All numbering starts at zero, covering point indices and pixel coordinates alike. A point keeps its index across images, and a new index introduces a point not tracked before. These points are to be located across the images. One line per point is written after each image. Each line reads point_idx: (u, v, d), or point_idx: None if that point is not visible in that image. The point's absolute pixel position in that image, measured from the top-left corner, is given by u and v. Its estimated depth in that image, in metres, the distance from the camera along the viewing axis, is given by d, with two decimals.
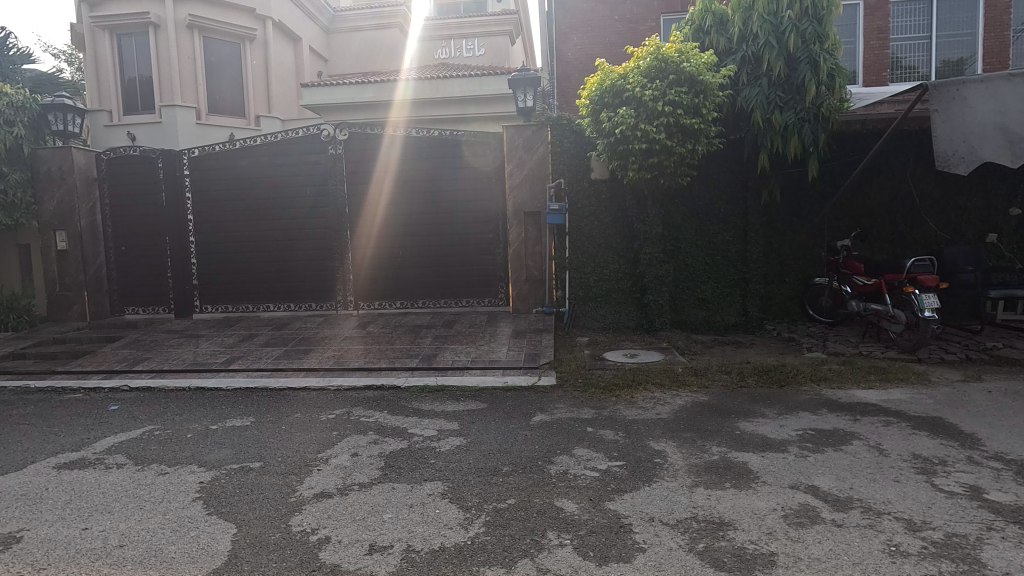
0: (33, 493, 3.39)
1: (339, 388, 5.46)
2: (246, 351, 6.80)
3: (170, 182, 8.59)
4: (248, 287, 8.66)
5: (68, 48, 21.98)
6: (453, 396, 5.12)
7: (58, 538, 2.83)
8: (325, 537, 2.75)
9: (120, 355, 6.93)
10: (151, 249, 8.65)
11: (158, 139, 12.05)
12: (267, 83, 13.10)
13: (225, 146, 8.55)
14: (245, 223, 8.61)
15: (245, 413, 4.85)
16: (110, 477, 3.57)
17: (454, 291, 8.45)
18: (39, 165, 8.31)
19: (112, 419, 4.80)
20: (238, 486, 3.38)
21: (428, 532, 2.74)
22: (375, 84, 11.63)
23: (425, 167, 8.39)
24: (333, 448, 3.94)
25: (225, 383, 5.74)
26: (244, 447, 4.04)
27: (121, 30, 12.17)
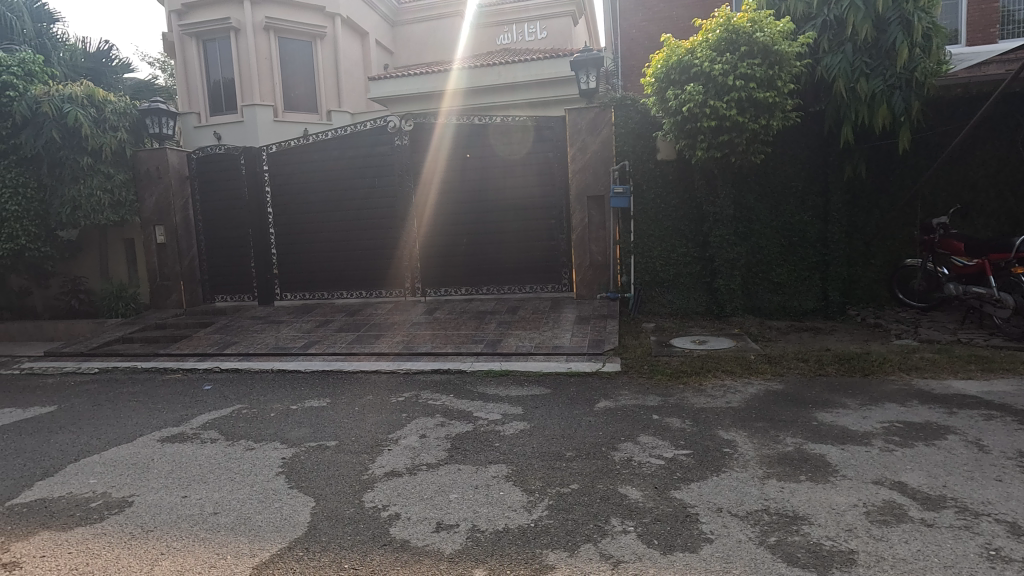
0: (141, 463, 3.77)
1: (407, 372, 5.66)
2: (323, 336, 7.19)
3: (252, 177, 9.15)
4: (323, 276, 9.12)
5: (162, 57, 23.86)
6: (516, 381, 5.18)
7: (162, 504, 3.14)
8: (395, 513, 2.88)
9: (212, 339, 7.53)
10: (237, 241, 9.28)
11: (239, 136, 12.81)
12: (336, 78, 13.58)
13: (299, 141, 8.98)
14: (319, 215, 9.04)
15: (322, 394, 5.15)
16: (206, 451, 3.90)
17: (518, 277, 8.49)
18: (139, 166, 9.07)
19: (206, 398, 5.24)
20: (317, 463, 3.60)
21: (492, 513, 2.81)
22: (429, 75, 11.85)
23: (484, 154, 8.46)
24: (402, 429, 4.10)
25: (304, 366, 6.11)
26: (321, 426, 4.29)
27: (206, 36, 12.97)
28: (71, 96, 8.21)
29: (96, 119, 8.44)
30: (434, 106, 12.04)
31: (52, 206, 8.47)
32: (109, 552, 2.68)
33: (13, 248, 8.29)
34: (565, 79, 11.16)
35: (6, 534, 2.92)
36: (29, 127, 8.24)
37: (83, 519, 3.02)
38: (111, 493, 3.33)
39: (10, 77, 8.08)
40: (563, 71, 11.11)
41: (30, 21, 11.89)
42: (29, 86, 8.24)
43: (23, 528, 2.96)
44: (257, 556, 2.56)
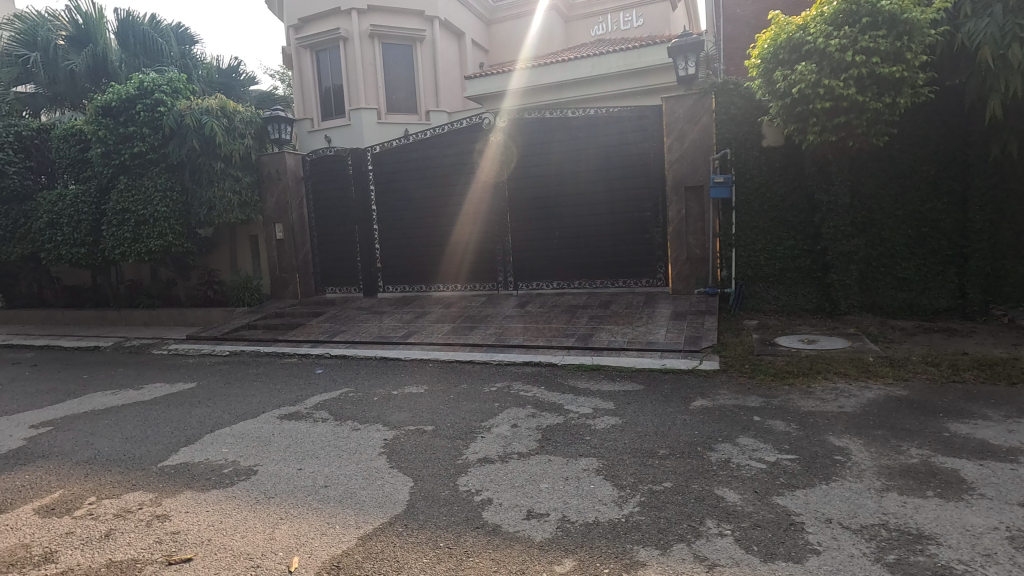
0: (264, 436, 4.19)
1: (500, 363, 5.80)
2: (421, 327, 7.54)
3: (358, 176, 9.79)
4: (421, 269, 9.57)
5: (281, 69, 26.15)
6: (608, 375, 5.13)
7: (281, 474, 3.47)
8: (487, 498, 2.97)
9: (323, 327, 8.18)
10: (344, 237, 9.98)
11: (347, 138, 13.66)
12: (435, 79, 14.11)
13: (401, 141, 9.46)
14: (418, 211, 9.50)
15: (420, 381, 5.42)
16: (318, 429, 4.25)
17: (610, 272, 8.37)
18: (263, 169, 10.02)
19: (318, 381, 5.71)
20: (415, 445, 3.80)
21: (583, 505, 2.81)
22: (493, 77, 12.22)
23: (578, 146, 8.43)
24: (495, 418, 4.21)
25: (404, 354, 6.46)
26: (419, 411, 4.51)
27: (319, 47, 14.00)
28: (208, 109, 9.19)
29: (228, 128, 9.39)
30: (506, 104, 12.34)
31: (193, 208, 9.58)
32: (237, 513, 3.01)
33: (163, 244, 9.41)
34: (642, 69, 10.88)
35: (158, 490, 3.37)
36: (174, 138, 9.32)
37: (218, 483, 3.42)
38: (240, 461, 3.73)
39: (161, 95, 9.19)
40: (640, 61, 10.85)
41: (176, 44, 13.48)
42: (176, 102, 9.31)
43: (170, 487, 3.41)
44: (361, 529, 2.75)
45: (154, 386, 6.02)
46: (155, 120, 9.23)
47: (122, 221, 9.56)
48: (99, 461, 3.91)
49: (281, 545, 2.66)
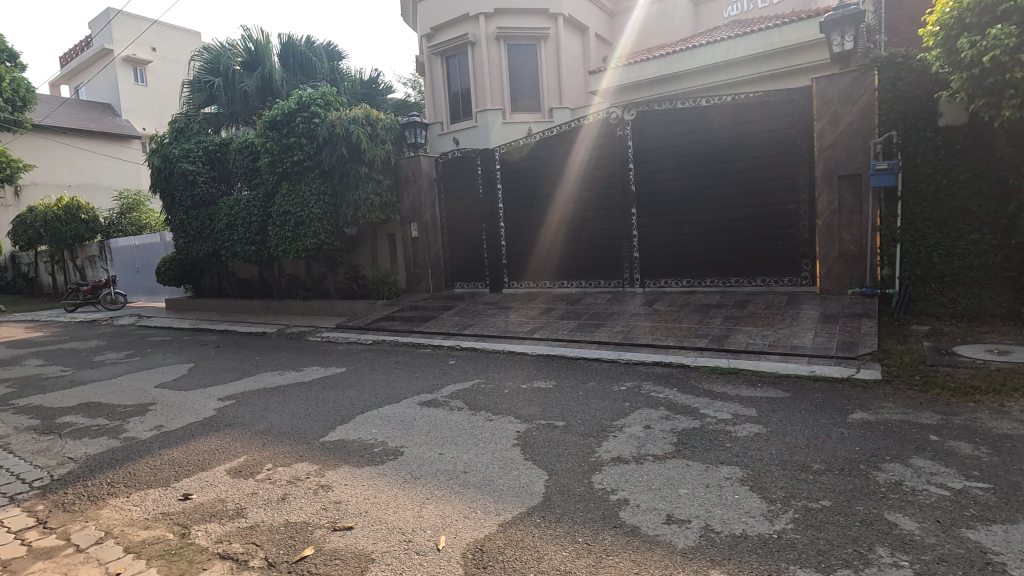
0: (407, 420, 4.51)
1: (628, 362, 5.69)
2: (546, 323, 7.64)
3: (487, 175, 10.18)
4: (546, 266, 9.73)
5: (413, 77, 27.88)
6: (747, 380, 4.80)
7: (426, 457, 3.72)
8: (624, 498, 2.93)
9: (453, 321, 8.62)
10: (473, 234, 10.44)
11: (473, 140, 14.16)
12: (559, 77, 14.16)
13: (528, 139, 9.71)
14: (544, 208, 9.68)
15: (548, 376, 5.49)
16: (455, 417, 4.48)
17: (747, 269, 7.84)
18: (401, 172, 10.73)
19: (452, 371, 6.03)
20: (547, 440, 3.86)
21: (728, 516, 2.66)
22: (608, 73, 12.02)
23: (712, 136, 8.00)
24: (626, 418, 4.14)
25: (531, 349, 6.60)
26: (549, 406, 4.57)
27: (449, 54, 14.68)
28: (355, 118, 10.08)
29: (371, 135, 10.23)
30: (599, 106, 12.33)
31: (341, 209, 10.56)
32: (388, 490, 3.27)
33: (317, 242, 10.53)
34: (769, 52, 10.16)
35: (321, 463, 3.78)
36: (326, 146, 10.33)
37: (370, 461, 3.75)
38: (389, 442, 4.06)
39: (316, 108, 10.23)
40: (765, 44, 10.15)
41: (326, 61, 14.95)
42: (328, 113, 10.32)
43: (331, 460, 3.80)
44: (501, 516, 2.86)
45: (312, 369, 6.76)
46: (311, 130, 10.31)
47: (284, 223, 10.83)
48: (273, 433, 4.47)
49: (429, 523, 2.85)
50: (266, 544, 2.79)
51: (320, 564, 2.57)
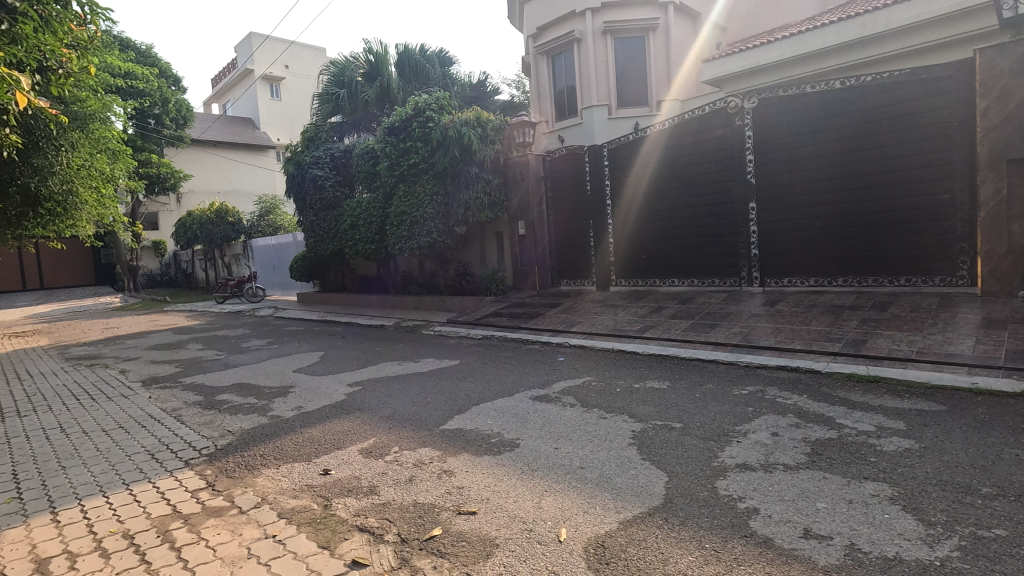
0: (521, 414, 4.61)
1: (748, 364, 5.38)
2: (657, 322, 7.43)
3: (595, 172, 10.12)
4: (655, 263, 9.44)
5: (516, 78, 28.36)
6: (892, 390, 4.34)
7: (541, 451, 3.77)
8: (753, 507, 2.77)
9: (560, 318, 8.67)
10: (580, 232, 10.39)
11: (579, 137, 14.10)
12: (668, 68, 13.69)
13: (639, 134, 9.50)
14: (654, 204, 9.39)
15: (661, 377, 5.34)
16: (568, 413, 4.51)
17: (887, 267, 7.10)
18: (509, 171, 10.92)
19: (562, 367, 6.07)
20: (665, 441, 3.75)
21: (877, 536, 2.43)
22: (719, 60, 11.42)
23: (846, 122, 7.33)
24: (750, 423, 3.92)
25: (642, 348, 6.46)
26: (664, 407, 4.45)
27: (555, 52, 14.69)
28: (467, 120, 10.46)
29: (482, 136, 10.55)
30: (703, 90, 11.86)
31: (453, 209, 10.98)
32: (507, 479, 3.37)
33: (430, 240, 11.06)
34: (911, 27, 9.05)
35: (442, 449, 3.98)
36: (440, 148, 10.79)
37: (488, 450, 3.88)
38: (504, 434, 4.18)
39: (431, 112, 10.75)
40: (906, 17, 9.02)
41: (439, 67, 15.64)
42: (441, 117, 10.79)
43: (452, 447, 3.98)
44: (621, 514, 2.83)
45: (427, 361, 7.12)
46: (426, 134, 10.84)
47: (401, 222, 11.49)
48: (397, 418, 4.78)
49: (549, 515, 2.90)
50: (398, 521, 2.99)
51: (448, 544, 2.71)
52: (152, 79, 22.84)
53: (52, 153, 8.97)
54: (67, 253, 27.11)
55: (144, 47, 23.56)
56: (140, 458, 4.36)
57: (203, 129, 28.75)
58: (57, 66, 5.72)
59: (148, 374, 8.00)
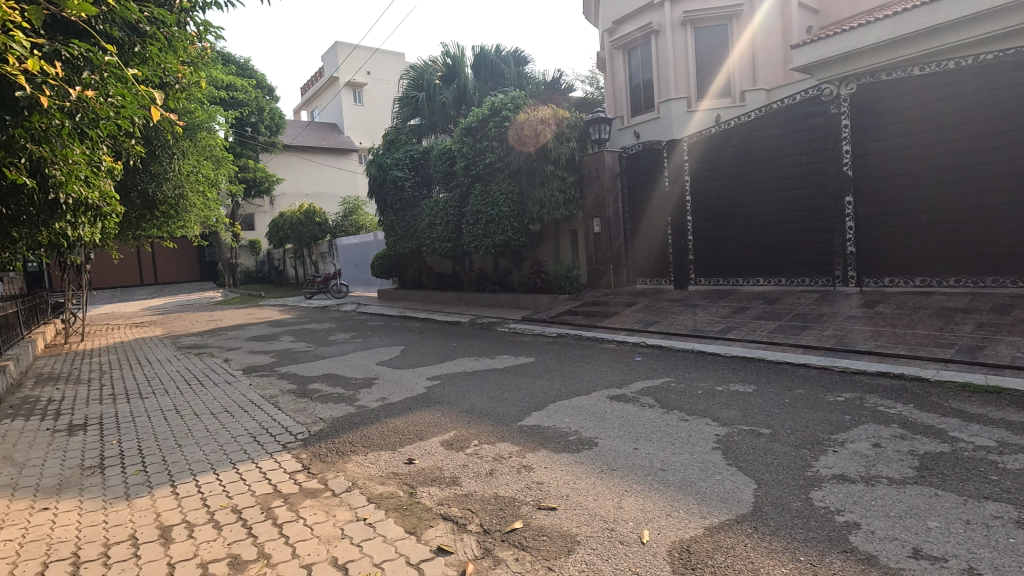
0: (599, 413, 4.57)
1: (844, 370, 5.04)
2: (741, 323, 7.12)
3: (674, 167, 9.82)
4: (738, 261, 9.04)
5: (591, 73, 28.06)
6: (1016, 402, 3.91)
7: (620, 450, 3.73)
8: (853, 522, 2.60)
9: (637, 317, 8.51)
10: (658, 229, 10.14)
11: (656, 132, 13.68)
12: (752, 56, 12.89)
13: (722, 127, 9.13)
14: (737, 199, 9.00)
15: (747, 380, 5.10)
16: (647, 414, 4.43)
17: (1009, 266, 6.42)
18: (584, 168, 10.80)
19: (640, 367, 5.96)
20: (752, 447, 3.60)
21: (1001, 562, 2.21)
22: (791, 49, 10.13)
23: (960, 106, 6.68)
24: (848, 432, 3.67)
25: (724, 350, 6.21)
26: (751, 412, 4.26)
27: (631, 46, 14.34)
28: (543, 118, 10.51)
29: (557, 134, 10.54)
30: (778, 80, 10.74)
31: (527, 207, 11.03)
32: (587, 477, 3.36)
33: (505, 238, 11.20)
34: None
35: (521, 445, 4.03)
36: (515, 147, 10.88)
37: (566, 448, 3.89)
38: (582, 432, 4.17)
39: (506, 112, 10.85)
40: None
41: (514, 67, 15.80)
42: (517, 116, 10.87)
43: (530, 443, 4.03)
44: (707, 519, 2.74)
45: (503, 358, 7.23)
46: (502, 133, 10.97)
47: (476, 221, 11.71)
48: (475, 413, 4.89)
49: (630, 515, 2.86)
50: (480, 512, 3.07)
51: (529, 538, 2.74)
52: (250, 90, 24.68)
53: (167, 160, 9.83)
54: (177, 251, 29.87)
55: (243, 60, 25.49)
56: (244, 440, 4.74)
57: (294, 135, 30.69)
58: (174, 81, 6.32)
59: (248, 362, 8.68)
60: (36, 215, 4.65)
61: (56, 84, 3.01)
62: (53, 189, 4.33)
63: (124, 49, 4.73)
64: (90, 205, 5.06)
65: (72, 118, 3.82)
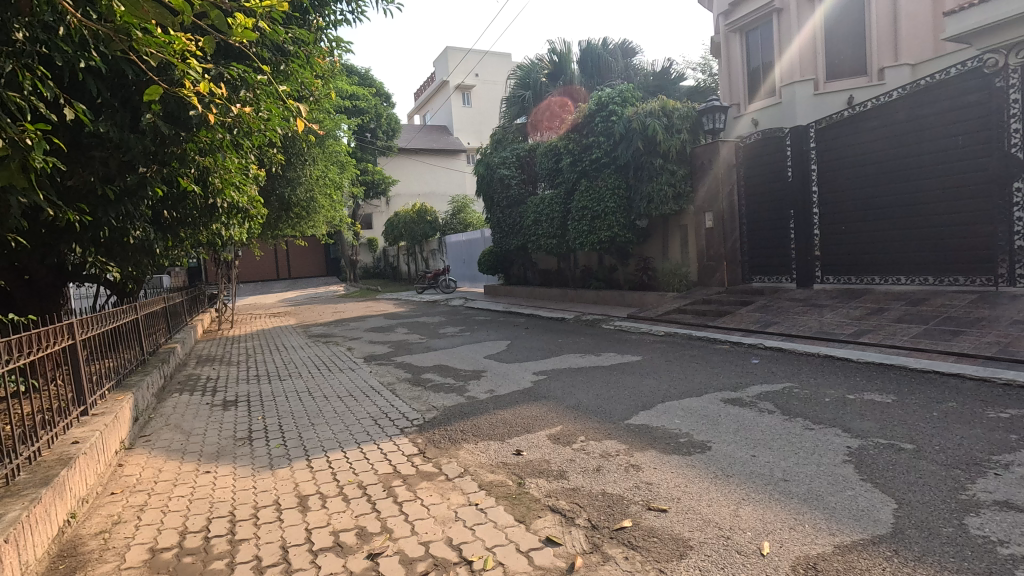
0: (712, 416, 4.37)
1: (1008, 383, 4.38)
2: (876, 326, 6.44)
3: (798, 156, 9.09)
4: (874, 258, 8.18)
5: (703, 61, 26.75)
6: None
7: (736, 456, 3.55)
8: (1021, 556, 2.27)
9: (753, 317, 8.01)
10: (778, 223, 9.45)
11: (777, 118, 12.60)
12: (895, 24, 11.06)
13: (857, 109, 8.28)
14: (874, 189, 8.14)
15: (884, 389, 4.61)
16: (766, 420, 4.16)
17: None
18: (696, 160, 10.33)
19: (757, 370, 5.61)
20: (891, 462, 3.25)
21: None
22: None
23: None
24: (1013, 454, 3.20)
25: (857, 355, 5.66)
26: (889, 424, 3.85)
27: (750, 27, 13.32)
28: (652, 111, 10.20)
29: (667, 126, 10.17)
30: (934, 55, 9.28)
31: (635, 202, 10.76)
32: (700, 482, 3.24)
33: (611, 234, 11.04)
34: None
35: (629, 443, 3.98)
36: (623, 142, 10.65)
37: (677, 450, 3.77)
38: (694, 434, 4.01)
39: (614, 106, 10.68)
40: None
41: (622, 59, 15.77)
42: (625, 110, 10.66)
43: (639, 443, 3.96)
44: (837, 537, 2.53)
45: (609, 355, 7.15)
46: (609, 128, 10.80)
47: (582, 217, 11.63)
48: (582, 409, 4.90)
49: (748, 525, 2.72)
50: (588, 507, 3.08)
51: (639, 538, 2.71)
52: (371, 98, 26.49)
53: (301, 166, 10.86)
54: (308, 248, 32.92)
55: (364, 71, 27.38)
56: (367, 423, 5.15)
57: (409, 139, 32.49)
58: (309, 95, 6.98)
59: (368, 351, 9.38)
60: (198, 217, 5.35)
61: (220, 103, 3.45)
62: (213, 195, 4.96)
63: (272, 69, 5.30)
64: (241, 208, 5.74)
65: (230, 133, 4.36)
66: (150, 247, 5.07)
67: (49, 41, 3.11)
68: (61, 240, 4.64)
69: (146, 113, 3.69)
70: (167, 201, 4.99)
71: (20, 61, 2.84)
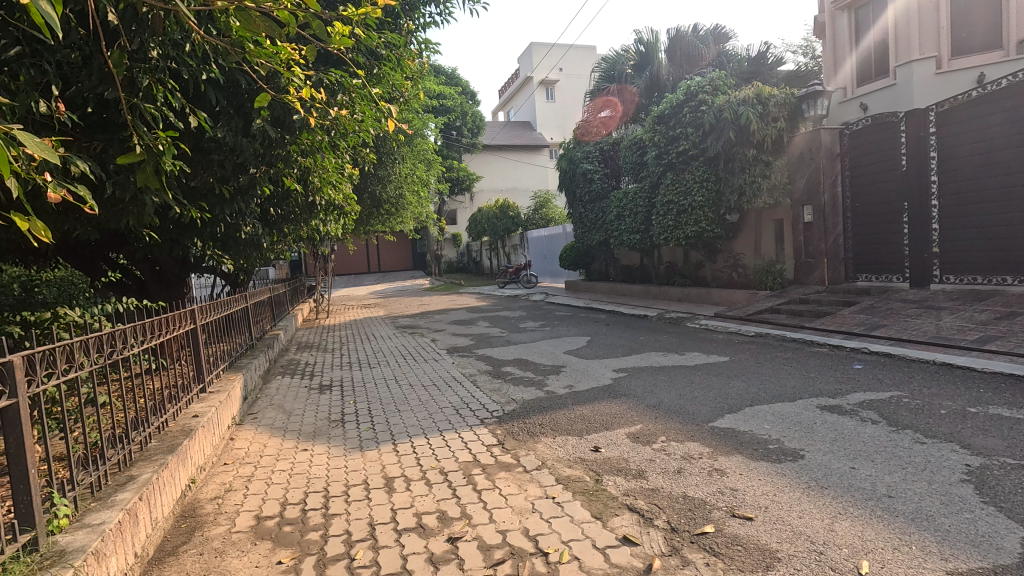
0: (806, 423, 4.09)
1: None
2: (1007, 332, 5.73)
3: (914, 143, 8.25)
4: (1005, 256, 7.29)
5: (805, 42, 24.83)
6: None
7: (831, 467, 3.31)
8: None
9: (858, 319, 7.39)
10: (889, 217, 8.63)
11: (890, 101, 11.41)
12: None
13: (989, 88, 7.37)
14: (1007, 178, 7.25)
15: (1014, 403, 4.10)
16: (868, 430, 3.85)
17: None
18: (794, 150, 9.68)
19: (860, 376, 5.19)
20: (1021, 485, 2.89)
21: None
22: None
23: None
24: None
25: (980, 363, 5.07)
26: (1019, 442, 3.43)
27: (861, 2, 12.17)
28: (745, 99, 9.67)
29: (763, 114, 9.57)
30: None
31: (725, 195, 10.26)
32: (790, 491, 3.06)
33: (698, 229, 10.62)
34: None
35: (713, 446, 3.83)
36: (712, 133, 10.18)
37: (766, 456, 3.58)
38: (785, 441, 3.79)
39: (704, 95, 10.23)
40: None
41: (713, 45, 15.23)
42: (715, 99, 10.17)
43: (724, 446, 3.80)
44: (950, 563, 2.30)
45: (694, 355, 6.90)
46: (698, 119, 10.37)
47: (667, 212, 11.24)
48: (663, 409, 4.77)
49: (844, 541, 2.54)
50: (668, 509, 3.00)
51: (722, 545, 2.60)
52: (457, 97, 27.23)
53: (391, 165, 11.38)
54: (397, 243, 34.52)
55: (451, 70, 28.21)
56: (449, 412, 5.34)
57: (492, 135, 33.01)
58: (399, 96, 7.33)
59: (451, 343, 9.67)
60: (300, 214, 5.78)
61: (320, 107, 3.70)
62: (313, 193, 5.33)
63: (366, 73, 5.59)
64: (337, 205, 6.12)
65: (328, 135, 4.65)
66: (258, 241, 5.54)
67: (178, 57, 3.47)
68: (186, 235, 5.21)
69: (257, 118, 4.03)
70: (273, 200, 5.42)
71: (155, 75, 3.20)
